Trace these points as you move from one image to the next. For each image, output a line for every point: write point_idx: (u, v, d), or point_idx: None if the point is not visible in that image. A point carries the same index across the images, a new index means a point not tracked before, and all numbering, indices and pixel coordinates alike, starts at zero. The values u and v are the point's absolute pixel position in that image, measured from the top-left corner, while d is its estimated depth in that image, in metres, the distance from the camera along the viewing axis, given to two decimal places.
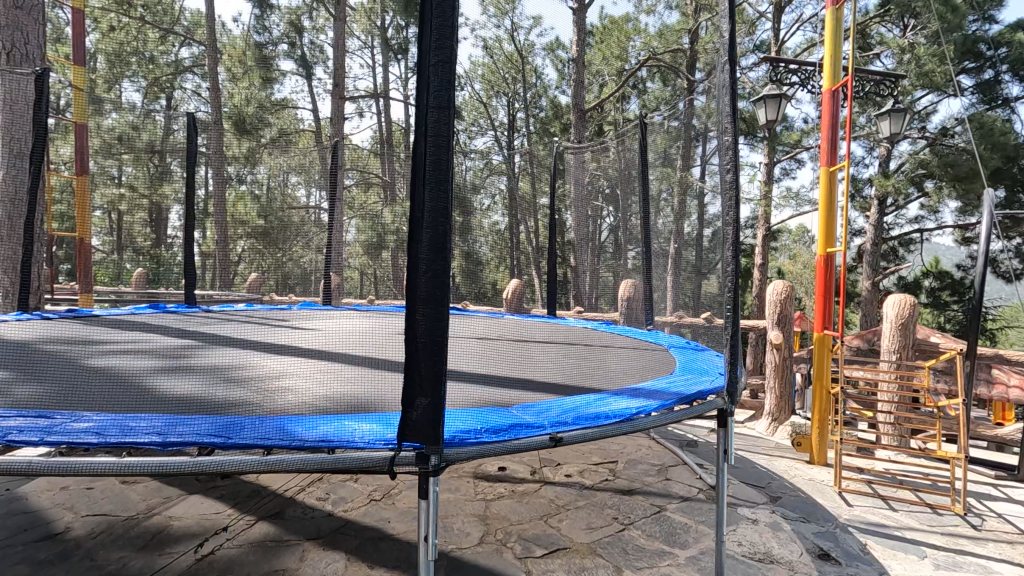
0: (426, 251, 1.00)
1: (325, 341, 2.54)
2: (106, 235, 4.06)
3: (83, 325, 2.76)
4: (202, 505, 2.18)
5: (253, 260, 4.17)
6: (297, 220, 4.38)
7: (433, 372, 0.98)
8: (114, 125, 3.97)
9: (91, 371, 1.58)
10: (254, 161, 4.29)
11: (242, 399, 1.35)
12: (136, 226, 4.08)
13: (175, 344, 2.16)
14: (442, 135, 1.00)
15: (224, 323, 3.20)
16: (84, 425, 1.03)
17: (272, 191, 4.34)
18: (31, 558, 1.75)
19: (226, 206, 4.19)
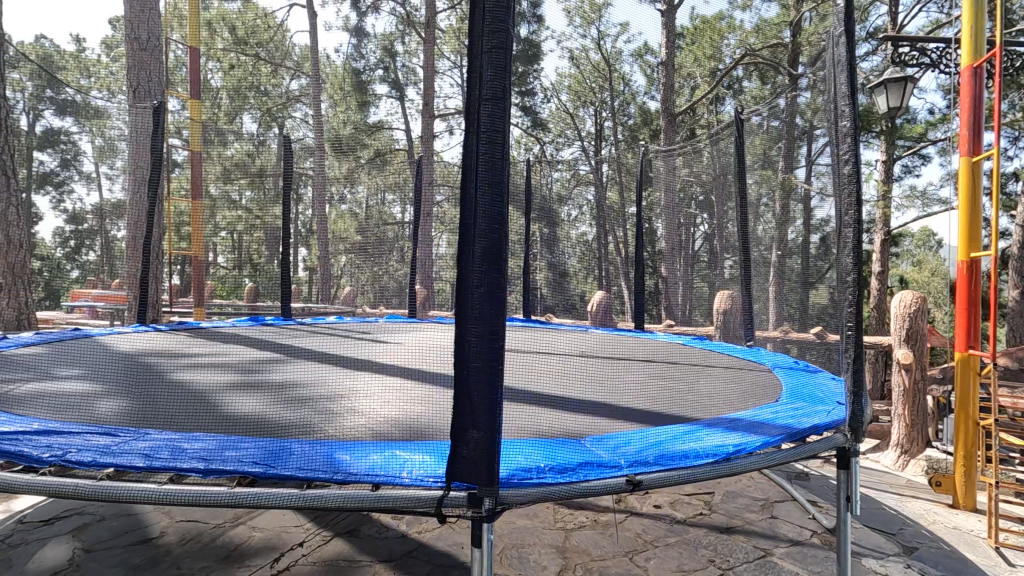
0: (479, 262, 0.88)
1: (401, 356, 2.51)
2: (230, 255, 3.74)
3: (185, 337, 2.95)
4: (284, 518, 2.19)
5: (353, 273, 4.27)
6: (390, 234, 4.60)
7: (486, 400, 0.85)
8: (233, 153, 3.62)
9: (173, 385, 1.62)
10: (353, 179, 4.14)
11: (304, 420, 1.30)
12: (256, 245, 3.95)
13: (259, 358, 2.22)
14: (498, 130, 0.87)
15: (311, 337, 3.28)
16: (139, 446, 1.02)
17: (370, 209, 4.33)
18: (126, 562, 1.82)
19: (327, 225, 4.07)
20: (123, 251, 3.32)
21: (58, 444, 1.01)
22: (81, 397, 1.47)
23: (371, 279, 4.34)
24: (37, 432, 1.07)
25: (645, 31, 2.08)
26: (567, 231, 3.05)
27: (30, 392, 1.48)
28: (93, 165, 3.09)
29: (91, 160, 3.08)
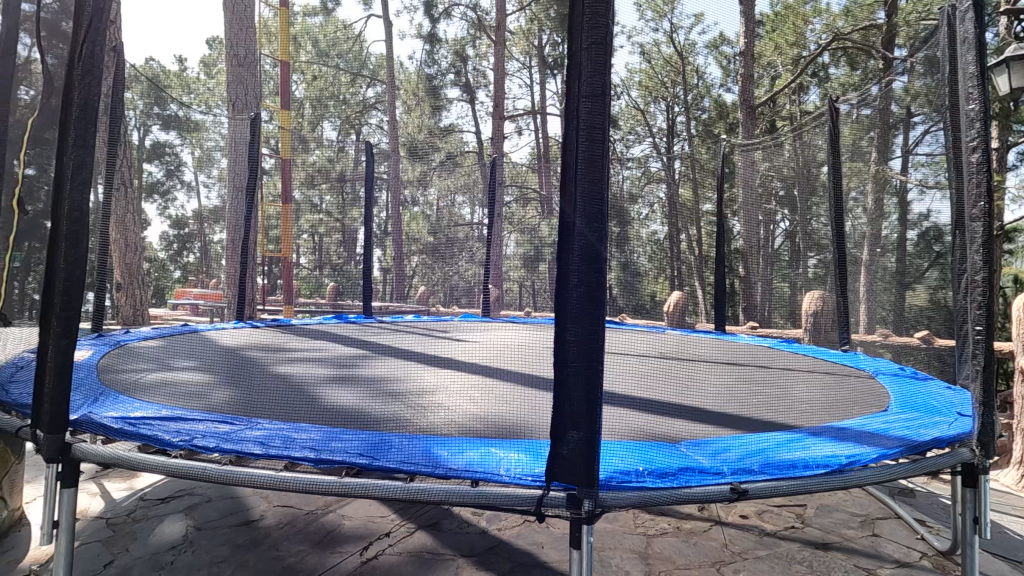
0: (578, 261, 0.87)
1: (479, 354, 2.55)
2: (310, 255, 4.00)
3: (278, 333, 3.13)
4: (370, 508, 2.28)
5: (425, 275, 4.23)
6: (461, 235, 4.20)
7: (585, 401, 0.84)
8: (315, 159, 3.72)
9: (275, 378, 1.73)
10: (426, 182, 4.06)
11: (397, 414, 1.35)
12: (333, 246, 4.11)
13: (348, 354, 2.33)
14: (597, 126, 0.86)
15: (391, 335, 3.37)
16: (254, 434, 1.09)
17: (442, 212, 4.14)
18: (231, 541, 1.96)
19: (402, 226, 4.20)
20: (220, 252, 3.55)
21: (184, 430, 1.10)
22: (196, 386, 1.60)
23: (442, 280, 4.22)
24: (167, 418, 1.17)
25: (720, 21, 1.91)
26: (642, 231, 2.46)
27: (155, 382, 1.63)
28: (193, 175, 3.30)
29: (191, 170, 3.31)
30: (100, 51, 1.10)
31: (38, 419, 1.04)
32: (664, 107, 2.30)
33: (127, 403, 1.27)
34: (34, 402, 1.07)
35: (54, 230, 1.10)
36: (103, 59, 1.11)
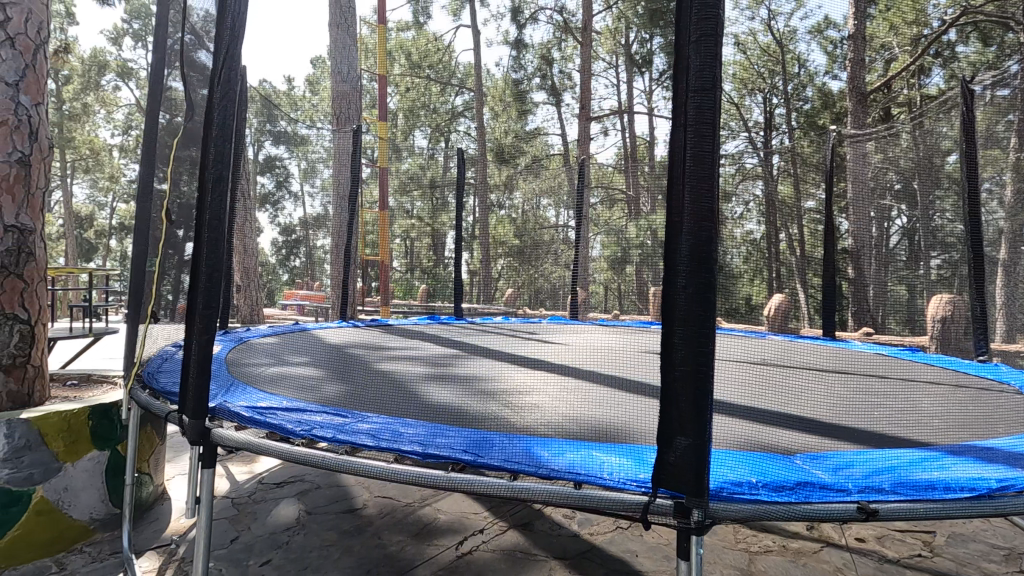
0: (685, 261, 0.84)
1: (569, 356, 2.54)
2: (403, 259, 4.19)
3: (376, 333, 3.31)
4: (463, 504, 2.34)
5: (511, 276, 4.04)
6: (545, 239, 3.98)
7: (693, 406, 0.81)
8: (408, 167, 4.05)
9: (378, 375, 1.83)
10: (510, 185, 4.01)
11: (494, 413, 1.37)
12: (423, 250, 4.10)
13: (442, 353, 2.42)
14: (706, 121, 0.82)
15: (480, 336, 3.45)
16: (365, 427, 1.16)
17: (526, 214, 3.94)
18: (338, 527, 2.09)
19: (489, 229, 4.05)
20: (324, 257, 3.84)
21: (305, 420, 1.19)
22: (310, 380, 1.73)
23: (528, 283, 4.01)
24: (288, 409, 1.27)
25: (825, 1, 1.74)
26: (736, 232, 2.57)
27: (276, 375, 1.79)
28: (299, 185, 3.62)
29: (298, 181, 3.62)
30: (235, 76, 1.24)
31: (185, 406, 1.17)
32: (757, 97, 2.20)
33: (254, 394, 1.40)
34: (181, 390, 1.21)
35: (200, 237, 1.24)
36: (237, 84, 1.23)
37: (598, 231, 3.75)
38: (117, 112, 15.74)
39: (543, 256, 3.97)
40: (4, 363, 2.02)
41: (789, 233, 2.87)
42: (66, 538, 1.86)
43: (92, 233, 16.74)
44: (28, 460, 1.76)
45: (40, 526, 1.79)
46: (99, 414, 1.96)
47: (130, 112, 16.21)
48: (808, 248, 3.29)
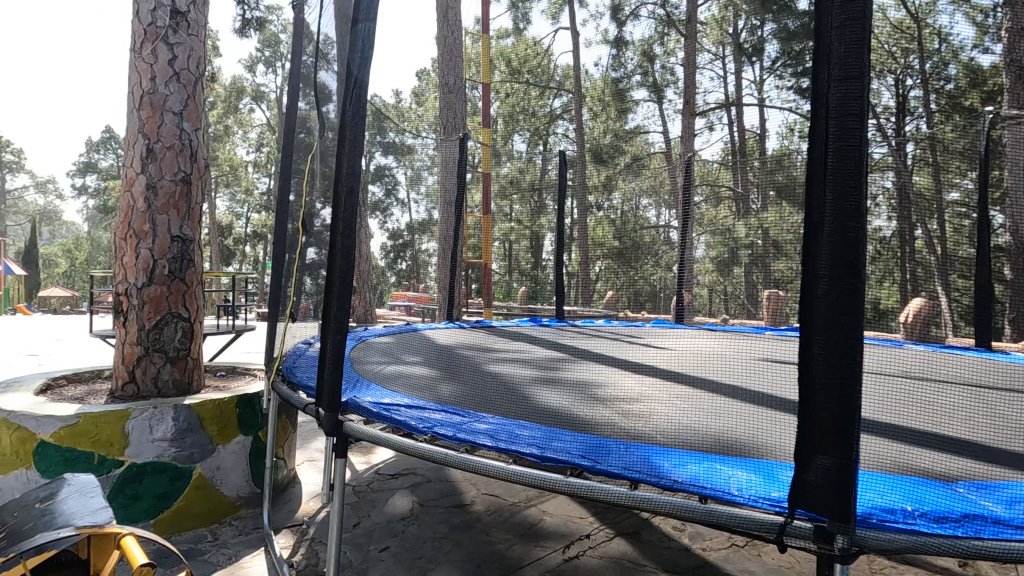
0: (826, 264, 0.78)
1: (679, 363, 2.45)
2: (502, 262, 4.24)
3: (481, 333, 3.40)
4: (568, 507, 2.33)
5: (609, 278, 3.60)
6: (648, 239, 3.46)
7: (834, 422, 0.75)
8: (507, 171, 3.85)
9: (490, 376, 1.88)
10: (611, 186, 3.32)
11: (607, 419, 1.36)
12: (521, 252, 4.04)
13: (547, 357, 2.44)
14: (851, 114, 0.75)
15: (583, 340, 3.41)
16: (483, 427, 1.19)
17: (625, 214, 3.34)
18: (449, 521, 2.17)
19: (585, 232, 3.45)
20: (430, 260, 3.98)
21: (425, 418, 1.25)
22: (426, 379, 1.82)
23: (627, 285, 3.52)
24: (410, 406, 1.35)
25: None
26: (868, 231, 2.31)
27: (394, 373, 1.90)
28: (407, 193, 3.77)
29: (406, 189, 3.77)
30: (365, 95, 1.32)
31: (321, 398, 1.28)
32: (890, 80, 1.97)
33: (379, 391, 1.50)
34: (318, 384, 1.32)
35: (335, 245, 1.35)
36: (367, 103, 1.33)
37: (701, 231, 3.64)
38: (251, 132, 17.53)
39: (644, 257, 3.44)
40: (170, 355, 2.33)
41: (933, 230, 2.53)
42: (218, 511, 2.11)
43: (231, 240, 18.81)
44: (190, 441, 2.02)
45: (197, 499, 2.05)
46: (244, 403, 2.19)
47: (263, 131, 18.03)
48: (950, 246, 2.54)
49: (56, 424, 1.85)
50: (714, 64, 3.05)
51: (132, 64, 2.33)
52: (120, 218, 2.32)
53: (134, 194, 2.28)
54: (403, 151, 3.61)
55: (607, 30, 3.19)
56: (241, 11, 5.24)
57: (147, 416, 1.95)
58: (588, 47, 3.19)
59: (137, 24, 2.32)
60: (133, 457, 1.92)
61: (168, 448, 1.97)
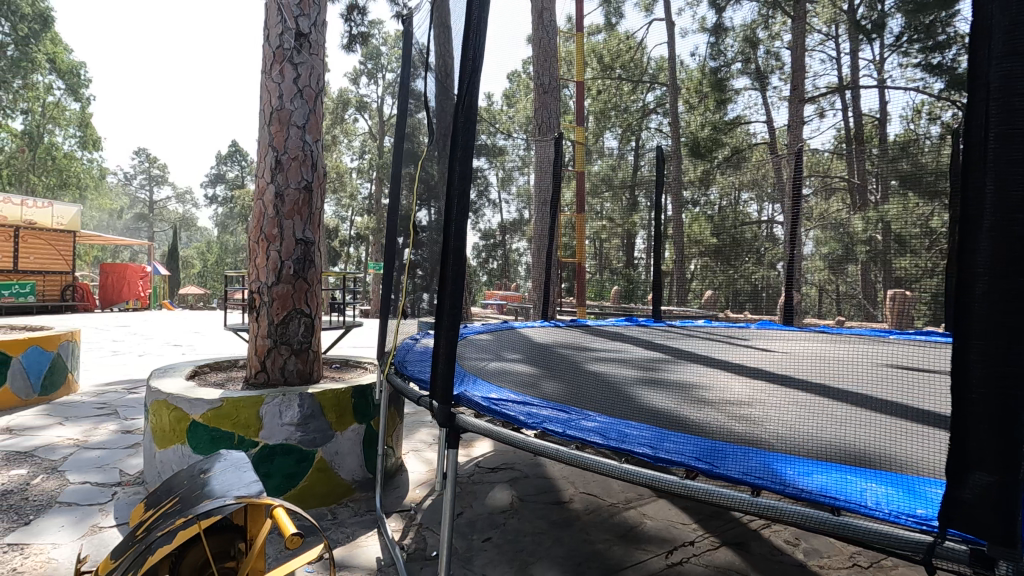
0: (987, 264, 0.70)
1: (791, 366, 2.31)
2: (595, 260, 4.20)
3: (576, 332, 3.41)
4: (670, 512, 2.28)
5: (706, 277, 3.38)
6: (749, 235, 3.17)
7: (996, 436, 0.68)
8: (598, 168, 4.05)
9: (591, 376, 1.89)
10: (708, 181, 3.29)
11: (718, 422, 1.32)
12: (613, 251, 4.05)
13: (647, 357, 2.40)
14: (1017, 94, 0.67)
15: (683, 341, 3.29)
16: (591, 424, 1.20)
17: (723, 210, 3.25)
18: (548, 517, 2.20)
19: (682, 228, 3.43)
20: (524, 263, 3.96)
21: (534, 414, 1.28)
22: (528, 376, 1.86)
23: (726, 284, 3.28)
24: (517, 401, 1.39)
25: None
26: None
27: (497, 369, 1.96)
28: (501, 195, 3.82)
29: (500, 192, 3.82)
30: (475, 101, 1.38)
31: (435, 390, 1.36)
32: None
33: (485, 386, 1.55)
34: (432, 377, 1.40)
35: (447, 246, 1.41)
36: (477, 109, 1.38)
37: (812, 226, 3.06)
38: (356, 139, 18.71)
39: (744, 256, 3.19)
40: (295, 348, 2.56)
41: None
42: (335, 493, 2.28)
43: (338, 242, 20.20)
44: (313, 427, 2.20)
45: (319, 480, 2.23)
46: (358, 394, 2.35)
47: (365, 139, 19.21)
48: None
49: (205, 406, 2.09)
50: (826, 44, 2.65)
51: (263, 85, 2.59)
52: (253, 224, 2.58)
53: (265, 202, 2.53)
54: (495, 152, 3.65)
55: (704, 17, 2.89)
56: (348, 28, 5.63)
57: (278, 402, 2.15)
58: (683, 36, 2.96)
59: (267, 47, 2.57)
60: (266, 439, 2.12)
61: (294, 432, 2.16)
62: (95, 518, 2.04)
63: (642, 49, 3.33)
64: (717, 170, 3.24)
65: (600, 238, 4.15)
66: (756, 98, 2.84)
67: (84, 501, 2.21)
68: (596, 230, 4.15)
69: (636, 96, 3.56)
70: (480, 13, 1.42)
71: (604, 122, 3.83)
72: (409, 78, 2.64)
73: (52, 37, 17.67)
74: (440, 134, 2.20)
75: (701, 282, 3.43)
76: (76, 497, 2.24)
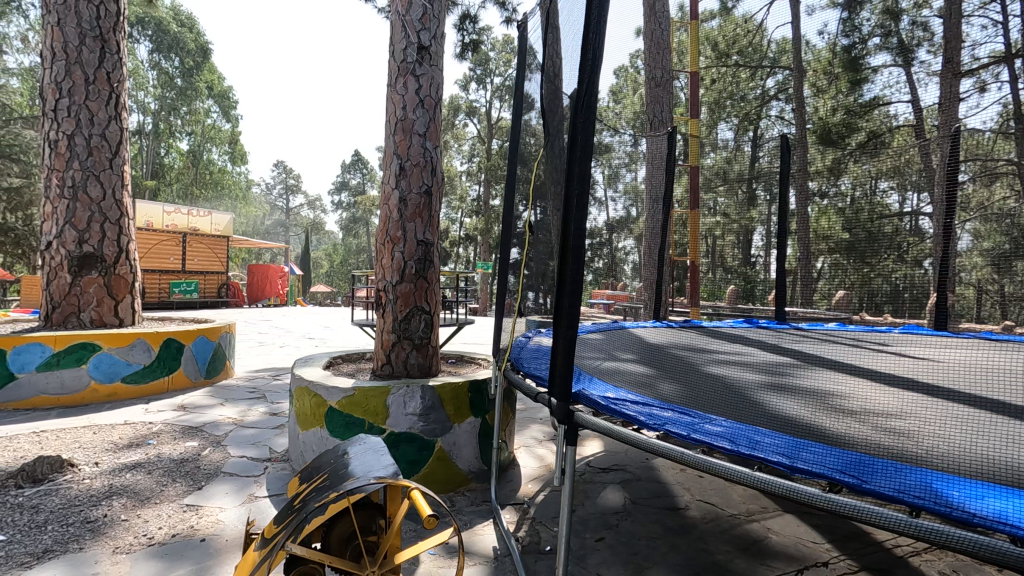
0: None
1: (946, 375, 2.05)
2: None
3: (691, 334, 3.27)
4: (798, 528, 2.12)
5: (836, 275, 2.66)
6: (888, 229, 2.42)
7: None
8: (713, 162, 3.66)
9: (712, 378, 1.81)
10: (839, 171, 2.63)
11: (862, 433, 1.21)
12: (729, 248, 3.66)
13: (773, 361, 2.25)
14: None
15: (813, 344, 3.03)
16: (717, 429, 1.17)
17: (858, 199, 2.52)
18: (663, 522, 2.14)
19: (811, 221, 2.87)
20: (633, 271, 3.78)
21: (655, 415, 1.27)
22: (644, 377, 1.83)
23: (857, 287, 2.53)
24: (636, 401, 1.37)
25: None
26: None
27: (612, 369, 1.94)
28: None
29: None
30: (593, 104, 1.39)
31: (554, 386, 1.39)
32: None
33: (602, 385, 1.56)
34: (551, 375, 1.43)
35: (567, 246, 1.43)
36: (596, 111, 1.39)
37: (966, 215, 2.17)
38: (466, 143, 19.39)
39: (882, 251, 2.45)
40: (416, 342, 2.72)
41: None
42: (453, 482, 2.39)
43: (448, 242, 21.05)
44: (433, 417, 2.33)
45: (438, 469, 2.35)
46: (474, 388, 2.46)
47: (474, 143, 19.83)
48: None
49: (340, 394, 2.30)
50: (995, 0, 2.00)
51: (388, 98, 2.78)
52: (379, 227, 2.78)
53: (391, 206, 2.72)
54: (602, 151, 3.59)
55: None
56: (461, 37, 5.87)
57: (402, 393, 2.30)
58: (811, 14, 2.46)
59: (393, 62, 2.76)
60: (391, 426, 2.29)
61: (417, 421, 2.31)
62: (251, 488, 2.33)
63: (760, 30, 2.90)
64: (851, 158, 2.55)
65: (714, 235, 3.83)
66: (898, 75, 2.16)
67: (243, 472, 2.52)
68: (711, 227, 3.85)
69: (755, 83, 3.12)
70: (600, 12, 1.44)
71: (719, 113, 3.52)
72: (523, 83, 2.70)
73: (209, 67, 20.29)
74: (553, 135, 2.23)
75: (829, 284, 2.80)
76: (236, 468, 2.57)
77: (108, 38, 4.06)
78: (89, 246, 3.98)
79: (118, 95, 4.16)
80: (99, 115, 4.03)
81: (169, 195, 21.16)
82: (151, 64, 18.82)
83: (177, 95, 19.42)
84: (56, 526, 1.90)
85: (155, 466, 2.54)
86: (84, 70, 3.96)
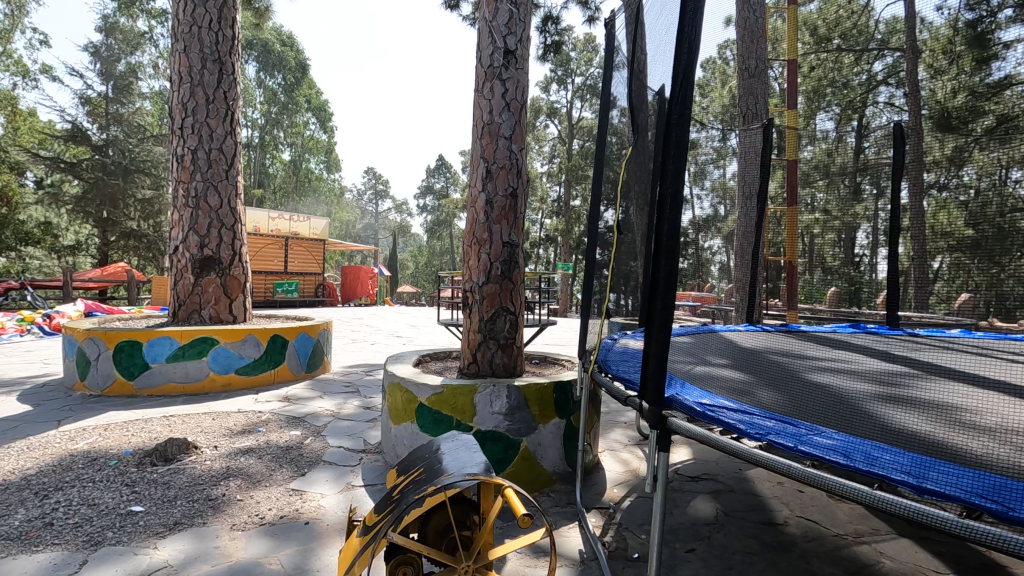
0: None
1: None
2: None
3: (789, 339, 3.07)
4: (917, 555, 1.92)
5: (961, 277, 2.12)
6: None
7: None
8: None
9: (815, 387, 1.69)
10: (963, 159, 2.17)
11: (1000, 452, 1.08)
12: None
13: (885, 370, 2.06)
14: None
15: (933, 353, 2.73)
16: (828, 442, 1.09)
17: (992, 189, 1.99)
18: (759, 538, 2.03)
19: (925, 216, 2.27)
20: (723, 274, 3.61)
21: (756, 424, 1.20)
22: (740, 383, 1.74)
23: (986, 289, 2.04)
24: (735, 409, 1.31)
25: None
26: None
27: (704, 373, 1.86)
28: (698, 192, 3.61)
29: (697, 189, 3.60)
30: (689, 100, 1.35)
31: (646, 390, 1.35)
32: None
33: (695, 391, 1.49)
34: (642, 379, 1.39)
35: (659, 247, 1.39)
36: (692, 108, 1.34)
37: None
38: (546, 145, 19.44)
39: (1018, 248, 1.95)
40: (501, 342, 2.76)
41: None
42: (538, 482, 2.40)
43: (529, 244, 21.15)
44: (519, 416, 2.35)
45: (523, 468, 2.37)
46: (559, 389, 2.45)
47: (555, 144, 19.79)
48: None
49: (430, 390, 2.38)
50: None
51: (475, 103, 2.84)
52: (467, 230, 2.85)
53: (477, 209, 2.78)
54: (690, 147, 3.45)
55: None
56: (544, 39, 5.88)
57: (488, 392, 2.34)
58: None
59: (479, 67, 2.81)
60: (478, 424, 2.34)
61: (503, 420, 2.34)
62: (349, 477, 2.47)
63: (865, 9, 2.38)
64: (977, 146, 2.02)
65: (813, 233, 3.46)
66: None
67: (341, 462, 2.68)
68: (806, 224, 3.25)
69: (860, 68, 2.60)
70: (696, 5, 1.39)
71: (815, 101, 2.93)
72: (609, 81, 2.65)
73: (307, 82, 21.77)
74: (641, 133, 2.17)
75: (949, 286, 2.16)
76: (335, 458, 2.73)
77: (225, 60, 4.47)
78: (209, 250, 4.40)
79: (233, 111, 4.57)
80: (217, 131, 4.45)
81: (273, 202, 22.92)
82: (258, 82, 20.48)
83: (280, 109, 21.02)
84: (184, 502, 2.12)
85: (264, 452, 2.76)
86: (205, 91, 4.38)
